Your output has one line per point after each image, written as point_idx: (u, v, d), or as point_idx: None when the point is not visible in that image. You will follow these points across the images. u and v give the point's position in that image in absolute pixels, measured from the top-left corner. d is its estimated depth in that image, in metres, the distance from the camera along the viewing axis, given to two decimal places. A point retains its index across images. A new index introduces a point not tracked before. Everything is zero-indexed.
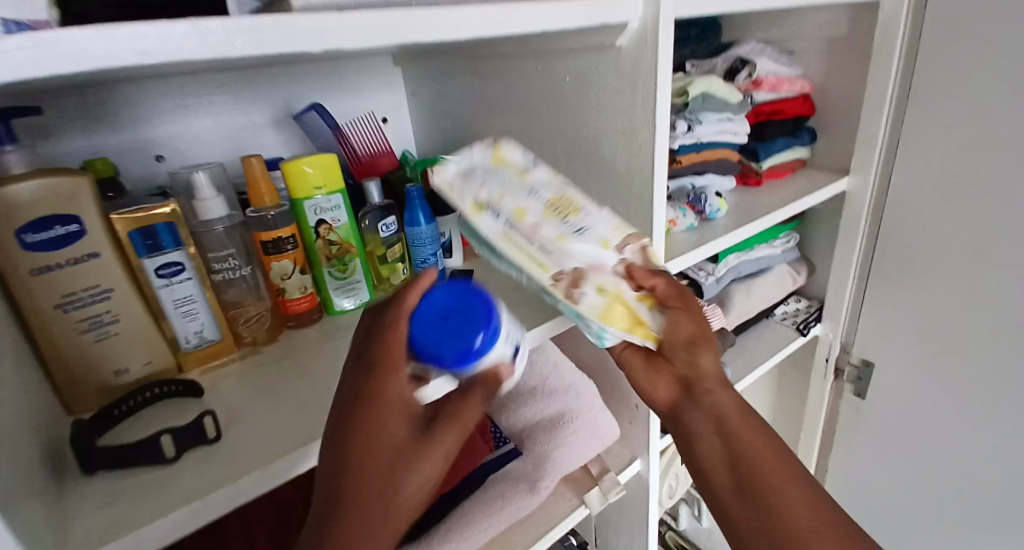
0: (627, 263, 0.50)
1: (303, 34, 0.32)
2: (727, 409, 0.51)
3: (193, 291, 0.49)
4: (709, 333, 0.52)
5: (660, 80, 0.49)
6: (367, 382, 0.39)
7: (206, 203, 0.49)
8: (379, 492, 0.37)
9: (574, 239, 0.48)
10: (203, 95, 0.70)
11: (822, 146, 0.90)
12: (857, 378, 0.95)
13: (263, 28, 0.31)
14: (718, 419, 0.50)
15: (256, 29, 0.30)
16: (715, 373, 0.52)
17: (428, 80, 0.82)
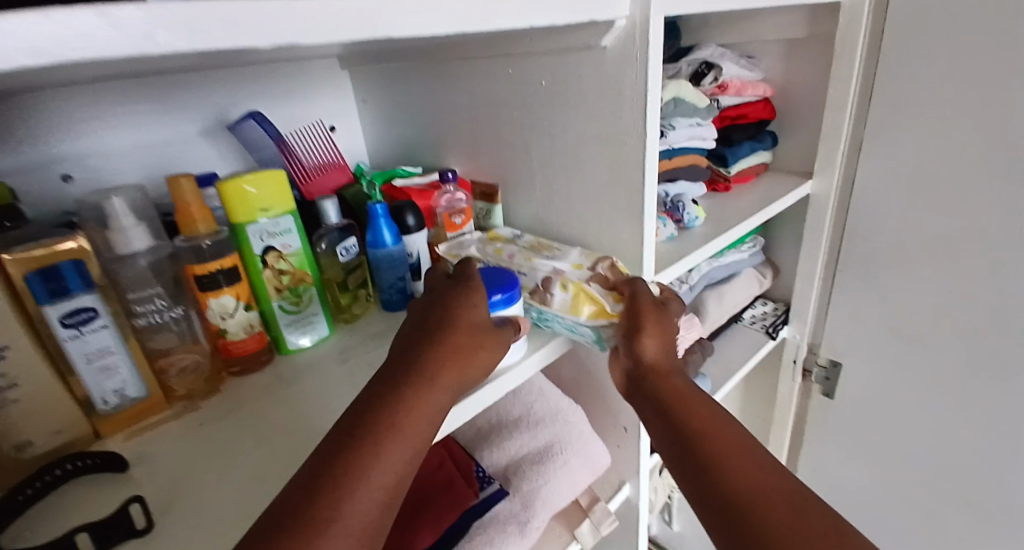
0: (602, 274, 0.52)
1: (243, 27, 0.26)
2: (672, 397, 0.46)
3: (111, 342, 0.40)
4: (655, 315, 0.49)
5: (650, 83, 0.45)
6: (445, 304, 0.44)
7: (124, 234, 0.41)
8: (429, 398, 0.38)
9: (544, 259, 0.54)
10: (118, 104, 0.61)
11: (784, 150, 0.90)
12: (825, 379, 0.96)
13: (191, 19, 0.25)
14: (663, 408, 0.46)
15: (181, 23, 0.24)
16: (657, 362, 0.47)
17: (381, 84, 0.75)
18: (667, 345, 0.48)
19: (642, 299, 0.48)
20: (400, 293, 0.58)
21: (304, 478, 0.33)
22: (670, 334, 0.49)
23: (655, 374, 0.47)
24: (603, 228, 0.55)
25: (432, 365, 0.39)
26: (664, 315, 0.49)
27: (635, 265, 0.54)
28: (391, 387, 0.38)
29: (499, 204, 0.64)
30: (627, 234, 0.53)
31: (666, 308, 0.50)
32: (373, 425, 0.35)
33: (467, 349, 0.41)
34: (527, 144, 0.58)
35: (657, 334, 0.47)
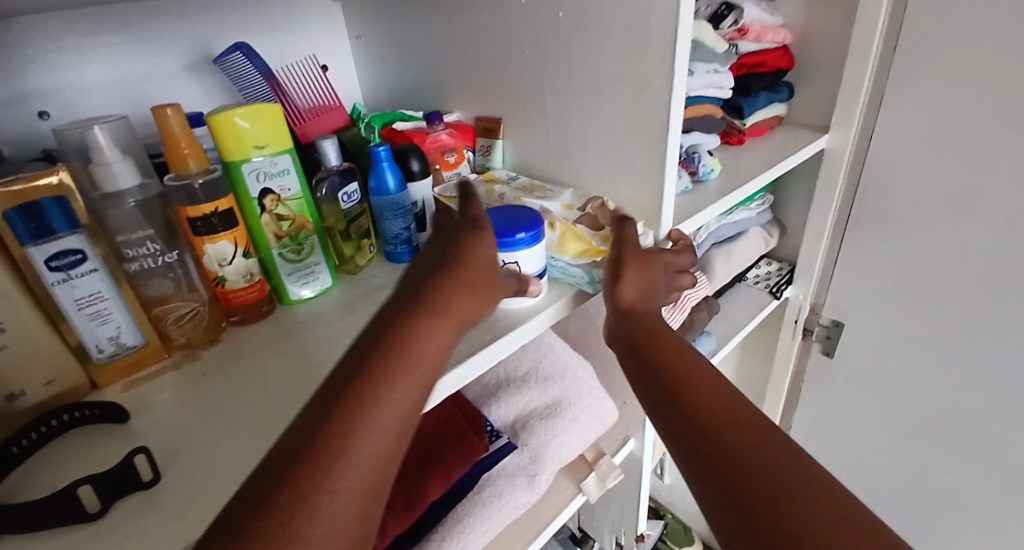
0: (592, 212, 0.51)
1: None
2: (644, 342, 0.45)
3: (102, 287, 0.37)
4: (641, 258, 0.46)
5: (682, 16, 0.41)
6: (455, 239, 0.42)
7: (108, 169, 0.37)
8: (439, 332, 0.36)
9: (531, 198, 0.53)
10: (92, 34, 0.55)
11: (799, 102, 0.86)
12: (826, 338, 0.96)
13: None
14: (637, 349, 0.46)
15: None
16: (631, 306, 0.46)
17: (379, 19, 0.70)
18: (645, 292, 0.47)
19: (626, 244, 0.46)
20: (405, 243, 0.54)
21: (320, 406, 0.31)
22: (652, 279, 0.47)
23: (631, 318, 0.46)
24: (620, 177, 0.52)
25: (446, 296, 0.37)
26: (647, 261, 0.46)
27: (654, 216, 0.51)
28: (406, 316, 0.35)
29: (500, 140, 0.62)
30: (646, 184, 0.50)
31: (653, 253, 0.48)
32: (388, 353, 0.33)
33: (479, 283, 0.40)
34: (540, 86, 0.55)
35: (634, 278, 0.46)
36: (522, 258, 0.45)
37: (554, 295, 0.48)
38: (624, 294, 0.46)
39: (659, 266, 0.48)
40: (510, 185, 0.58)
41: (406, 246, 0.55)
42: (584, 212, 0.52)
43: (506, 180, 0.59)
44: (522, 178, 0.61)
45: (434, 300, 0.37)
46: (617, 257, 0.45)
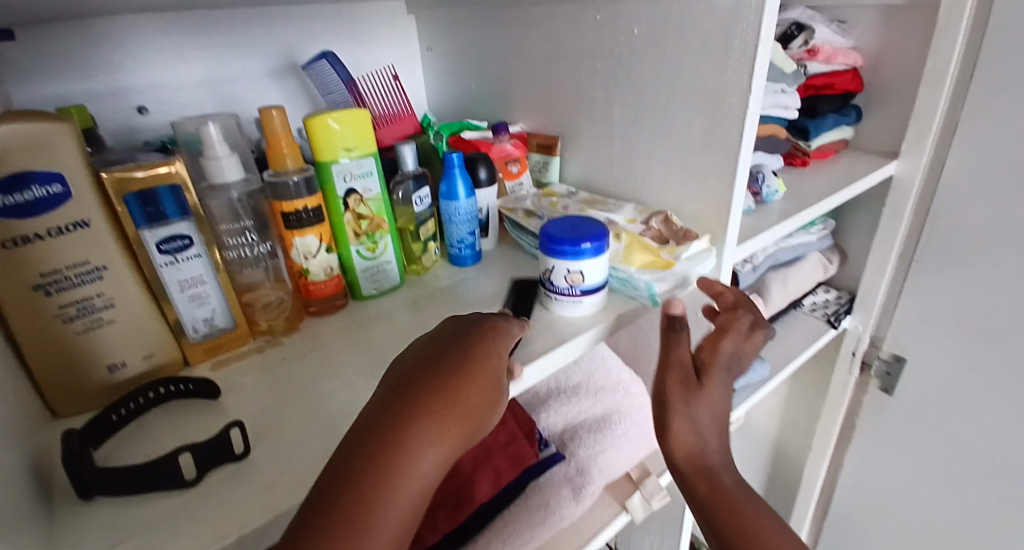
0: (656, 225, 0.52)
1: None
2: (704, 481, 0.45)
3: (203, 272, 0.40)
4: (686, 392, 0.45)
5: (764, 33, 0.42)
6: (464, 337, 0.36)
7: (217, 163, 0.40)
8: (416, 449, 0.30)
9: (594, 211, 0.54)
10: (194, 38, 0.61)
11: (868, 126, 0.84)
12: (885, 373, 0.92)
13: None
14: (700, 504, 0.46)
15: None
16: (689, 461, 0.46)
17: (453, 32, 0.73)
18: (703, 430, 0.45)
19: (671, 376, 0.46)
20: (469, 248, 0.56)
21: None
22: (707, 417, 0.45)
23: (690, 474, 0.46)
24: (687, 193, 0.52)
25: (444, 417, 0.31)
26: (695, 400, 0.45)
27: (718, 233, 0.51)
28: (390, 444, 0.29)
29: (557, 157, 0.64)
30: (714, 200, 0.50)
31: (705, 386, 0.46)
32: (361, 502, 0.28)
33: (484, 396, 0.34)
34: (609, 100, 0.56)
35: (682, 420, 0.45)
36: (586, 268, 0.44)
37: (614, 307, 0.48)
38: (674, 445, 0.46)
39: (718, 399, 0.46)
40: (572, 199, 0.59)
41: (471, 250, 0.56)
42: (646, 226, 0.53)
43: (567, 194, 0.61)
44: (581, 193, 0.62)
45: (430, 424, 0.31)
46: (661, 397, 0.46)
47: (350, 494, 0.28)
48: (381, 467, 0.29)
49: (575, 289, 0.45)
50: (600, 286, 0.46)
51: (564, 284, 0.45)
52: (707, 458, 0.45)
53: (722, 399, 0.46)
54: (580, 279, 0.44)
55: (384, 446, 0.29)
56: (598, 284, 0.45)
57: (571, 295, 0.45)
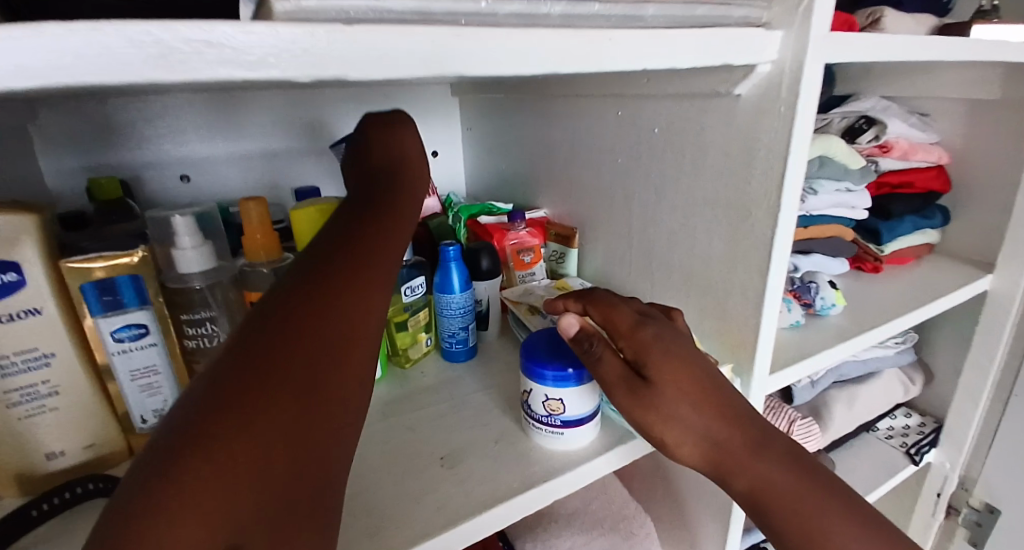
0: None
1: (256, 55, 0.21)
2: (729, 470, 0.37)
3: (157, 360, 0.39)
4: (642, 387, 0.37)
5: (794, 147, 0.35)
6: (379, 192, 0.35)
7: (183, 254, 0.39)
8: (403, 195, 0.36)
9: None
10: (240, 116, 0.63)
11: (953, 231, 0.73)
12: (975, 524, 0.80)
13: (194, 43, 0.19)
14: (749, 505, 0.37)
15: (184, 48, 0.19)
16: (708, 460, 0.37)
17: (487, 115, 0.72)
18: (694, 416, 0.36)
19: (620, 390, 0.38)
20: (461, 344, 0.51)
21: (171, 460, 0.20)
22: (690, 408, 0.36)
23: (718, 472, 0.37)
24: (709, 309, 0.45)
25: (365, 256, 0.29)
26: (661, 402, 0.36)
27: (743, 361, 0.44)
28: (310, 306, 0.25)
29: (574, 248, 0.60)
30: (739, 322, 0.43)
31: (658, 380, 0.37)
32: (285, 366, 0.24)
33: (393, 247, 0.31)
34: (628, 197, 0.51)
35: (669, 422, 0.37)
36: (568, 395, 0.38)
37: (608, 440, 0.41)
38: (682, 452, 0.38)
39: (687, 377, 0.36)
40: None
41: (463, 346, 0.51)
42: None
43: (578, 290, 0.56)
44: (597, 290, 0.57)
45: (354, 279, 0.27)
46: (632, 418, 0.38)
47: (271, 361, 0.23)
48: (308, 332, 0.25)
49: (555, 419, 0.39)
50: (586, 416, 0.39)
51: (541, 411, 0.39)
52: (728, 450, 0.36)
53: (688, 359, 0.37)
54: (560, 409, 0.39)
55: (300, 310, 0.25)
56: (582, 415, 0.39)
57: (550, 425, 0.39)
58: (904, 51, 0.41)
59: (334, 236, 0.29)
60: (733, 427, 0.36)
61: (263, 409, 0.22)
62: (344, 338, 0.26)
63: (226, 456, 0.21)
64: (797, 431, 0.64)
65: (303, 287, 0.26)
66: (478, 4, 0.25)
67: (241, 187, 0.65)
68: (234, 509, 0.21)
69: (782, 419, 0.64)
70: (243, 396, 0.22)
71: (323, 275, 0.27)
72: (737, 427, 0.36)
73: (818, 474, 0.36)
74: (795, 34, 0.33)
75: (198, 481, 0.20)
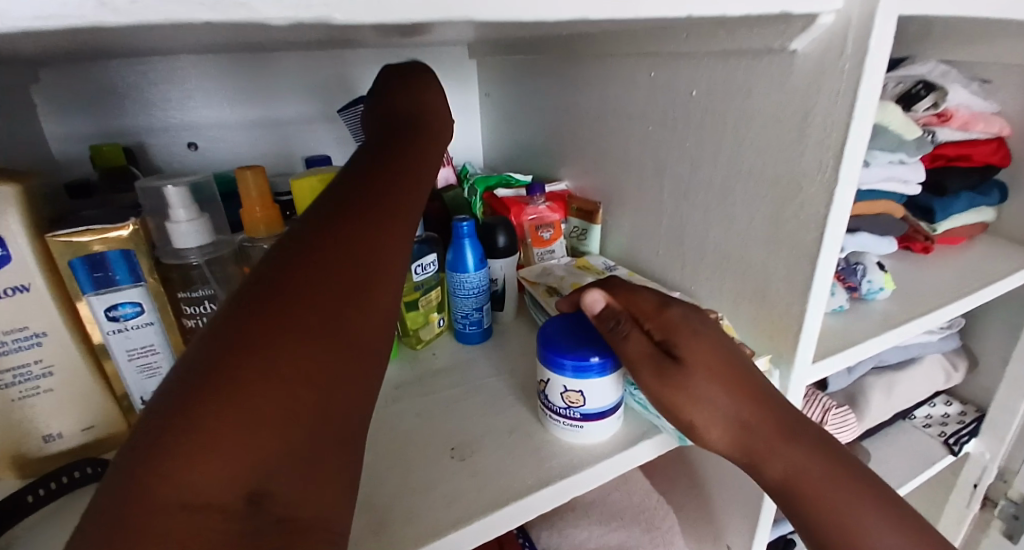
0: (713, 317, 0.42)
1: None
2: (761, 457, 0.34)
3: (154, 339, 0.37)
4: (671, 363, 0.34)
5: (858, 113, 0.31)
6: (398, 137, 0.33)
7: (178, 228, 0.36)
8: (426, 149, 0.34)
9: None
10: (247, 80, 0.59)
11: (1012, 209, 0.67)
12: (1013, 517, 0.76)
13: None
14: (781, 496, 0.34)
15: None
16: (739, 445, 0.34)
17: (505, 79, 0.67)
18: (726, 396, 0.34)
19: (648, 366, 0.35)
20: (475, 326, 0.48)
21: (178, 411, 0.19)
22: (720, 387, 0.34)
23: (749, 460, 0.34)
24: (747, 294, 0.41)
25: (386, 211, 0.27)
26: (690, 381, 0.34)
27: (783, 352, 0.40)
28: (323, 250, 0.23)
29: (598, 225, 0.56)
30: (782, 308, 0.39)
31: (685, 356, 0.34)
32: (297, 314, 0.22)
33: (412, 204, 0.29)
34: (659, 169, 0.46)
35: (699, 403, 0.34)
36: (590, 387, 0.35)
37: (632, 434, 0.38)
38: (711, 438, 0.34)
39: (715, 353, 0.34)
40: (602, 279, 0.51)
41: (477, 328, 0.48)
42: None
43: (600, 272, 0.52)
44: (621, 270, 0.53)
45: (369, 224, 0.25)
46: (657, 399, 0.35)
47: (281, 307, 0.21)
48: (322, 280, 0.23)
49: (574, 411, 0.36)
50: (608, 409, 0.36)
51: (560, 403, 0.36)
52: (761, 434, 0.33)
53: (714, 338, 0.35)
54: (580, 401, 0.36)
55: (313, 254, 0.23)
56: (604, 407, 0.36)
57: (569, 418, 0.36)
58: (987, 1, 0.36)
59: (348, 184, 0.27)
60: (764, 408, 0.34)
61: (274, 362, 0.20)
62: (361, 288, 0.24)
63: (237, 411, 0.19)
64: (832, 420, 0.60)
65: (317, 233, 0.24)
66: None
67: (251, 156, 0.62)
68: (251, 470, 0.19)
69: (816, 408, 0.60)
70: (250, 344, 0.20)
71: (339, 219, 0.25)
72: (767, 408, 0.34)
73: (856, 466, 0.33)
74: None
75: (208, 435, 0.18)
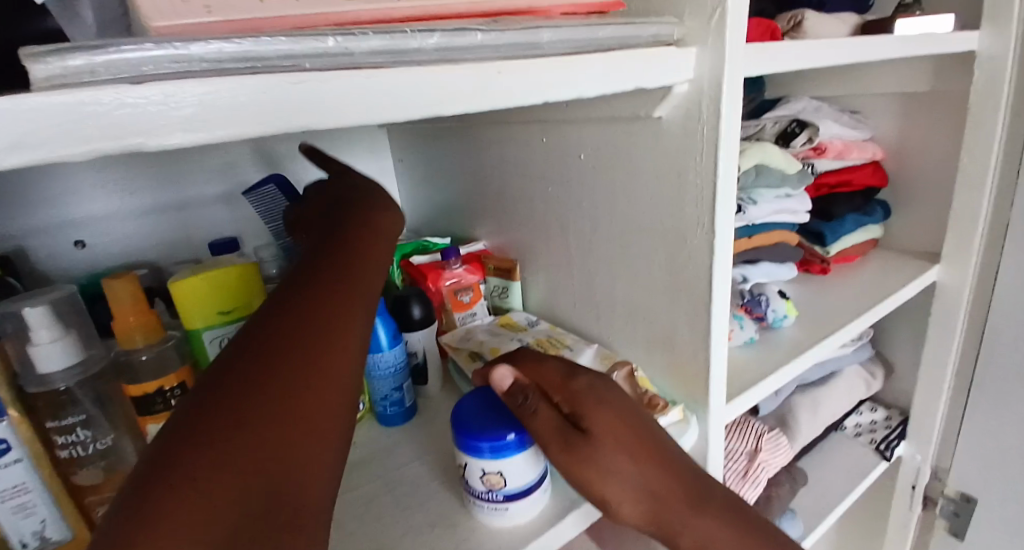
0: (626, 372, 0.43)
1: (3, 138, 0.15)
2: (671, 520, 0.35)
3: (26, 478, 0.32)
4: (580, 439, 0.35)
5: (722, 172, 0.33)
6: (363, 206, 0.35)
7: (37, 351, 0.33)
8: (383, 228, 0.34)
9: None
10: (137, 168, 0.54)
11: (896, 224, 0.73)
12: (953, 514, 0.80)
13: None
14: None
15: None
16: (648, 512, 0.35)
17: (412, 145, 0.67)
18: (635, 467, 0.34)
19: (555, 445, 0.34)
20: (396, 406, 0.46)
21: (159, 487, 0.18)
22: (628, 458, 0.34)
23: (659, 525, 0.35)
24: (658, 342, 0.42)
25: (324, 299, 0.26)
26: (598, 456, 0.34)
27: (697, 396, 0.41)
28: (291, 324, 0.24)
29: (516, 281, 0.56)
30: (689, 355, 0.40)
31: (592, 429, 0.35)
32: (268, 378, 0.22)
33: (362, 286, 0.29)
34: (563, 226, 0.47)
35: (608, 476, 0.34)
36: (509, 467, 0.34)
37: (560, 505, 0.37)
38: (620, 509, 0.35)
39: (619, 419, 0.35)
40: (521, 341, 0.50)
41: (398, 407, 0.47)
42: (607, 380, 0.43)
43: (517, 334, 0.51)
44: (542, 325, 0.53)
45: (334, 294, 0.27)
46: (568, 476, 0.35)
47: (248, 385, 0.22)
48: (290, 350, 0.23)
49: (497, 494, 0.34)
50: (533, 484, 0.35)
51: (481, 487, 0.35)
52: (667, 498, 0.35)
53: (626, 406, 0.36)
54: (501, 482, 0.34)
55: (285, 323, 0.24)
56: (527, 484, 0.35)
57: (493, 502, 0.35)
58: (834, 52, 0.40)
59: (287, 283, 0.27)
60: (670, 474, 0.35)
61: (263, 417, 0.21)
62: (329, 351, 0.25)
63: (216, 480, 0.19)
64: (765, 447, 0.61)
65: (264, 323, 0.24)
66: (325, 45, 0.20)
67: (150, 246, 0.56)
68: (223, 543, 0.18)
69: (749, 437, 0.62)
70: (222, 422, 0.20)
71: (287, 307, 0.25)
72: (673, 475, 0.35)
73: (751, 516, 0.37)
74: (710, 51, 0.31)
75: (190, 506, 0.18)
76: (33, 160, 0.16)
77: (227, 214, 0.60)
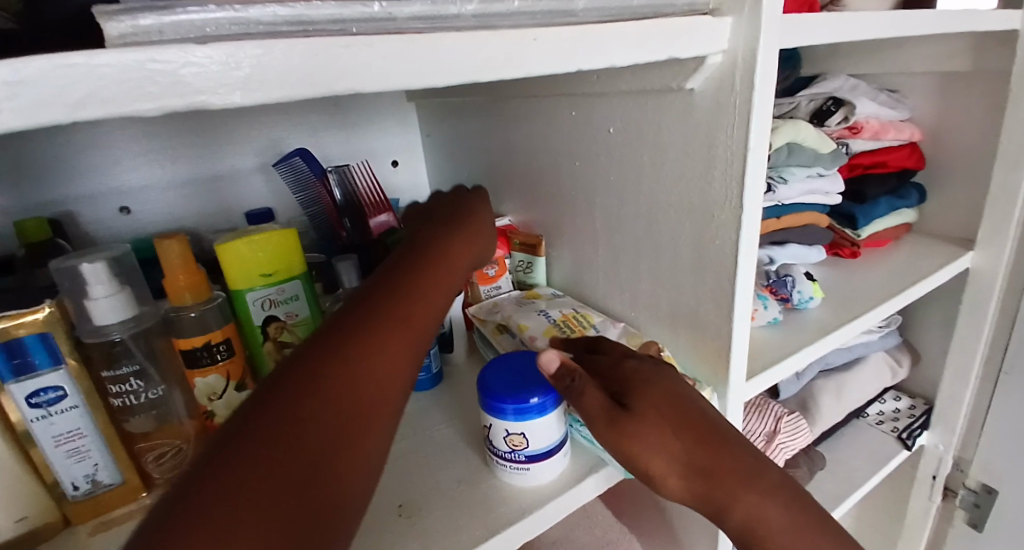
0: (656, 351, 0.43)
1: (82, 94, 0.17)
2: (722, 498, 0.34)
3: (81, 423, 0.34)
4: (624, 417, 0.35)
5: (753, 145, 0.33)
6: (425, 241, 0.39)
7: (95, 305, 0.35)
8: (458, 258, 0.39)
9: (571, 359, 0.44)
10: (178, 139, 0.56)
11: (931, 208, 0.71)
12: (973, 506, 0.78)
13: (5, 83, 0.15)
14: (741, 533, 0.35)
15: None
16: (696, 490, 0.35)
17: (441, 121, 0.68)
18: (681, 445, 0.35)
19: (600, 422, 0.35)
20: (425, 371, 0.48)
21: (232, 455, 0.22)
22: (672, 435, 0.34)
23: (711, 502, 0.35)
24: (682, 320, 0.43)
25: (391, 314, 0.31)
26: (642, 432, 0.34)
27: (719, 371, 0.41)
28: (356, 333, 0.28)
29: (541, 257, 0.57)
30: (712, 330, 0.40)
31: (636, 407, 0.35)
32: (332, 372, 0.26)
33: (427, 305, 0.33)
34: (589, 203, 0.48)
35: (652, 452, 0.34)
36: (532, 429, 0.36)
37: (581, 468, 0.38)
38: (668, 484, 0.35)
39: (665, 400, 0.35)
40: (547, 317, 0.50)
41: (427, 373, 0.48)
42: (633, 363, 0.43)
43: (542, 309, 0.51)
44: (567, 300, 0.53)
45: (403, 307, 0.31)
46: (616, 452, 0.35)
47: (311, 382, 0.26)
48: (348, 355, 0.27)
49: (519, 454, 0.36)
50: (555, 446, 0.37)
51: (505, 448, 0.36)
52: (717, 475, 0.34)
53: (675, 390, 0.36)
54: (523, 443, 0.36)
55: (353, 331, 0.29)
56: (550, 446, 0.36)
57: (515, 462, 0.36)
58: (872, 24, 0.39)
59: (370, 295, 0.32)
60: (717, 455, 0.35)
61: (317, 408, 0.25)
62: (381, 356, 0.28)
63: (263, 461, 0.22)
64: (784, 428, 0.61)
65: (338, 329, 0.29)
66: (370, 9, 0.21)
67: (189, 214, 0.58)
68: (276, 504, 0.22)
69: (768, 418, 0.62)
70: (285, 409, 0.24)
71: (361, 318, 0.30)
72: (719, 452, 0.35)
73: (806, 507, 0.36)
74: (745, 20, 0.31)
75: (232, 485, 0.21)
76: (108, 116, 0.17)
77: (262, 185, 0.62)
